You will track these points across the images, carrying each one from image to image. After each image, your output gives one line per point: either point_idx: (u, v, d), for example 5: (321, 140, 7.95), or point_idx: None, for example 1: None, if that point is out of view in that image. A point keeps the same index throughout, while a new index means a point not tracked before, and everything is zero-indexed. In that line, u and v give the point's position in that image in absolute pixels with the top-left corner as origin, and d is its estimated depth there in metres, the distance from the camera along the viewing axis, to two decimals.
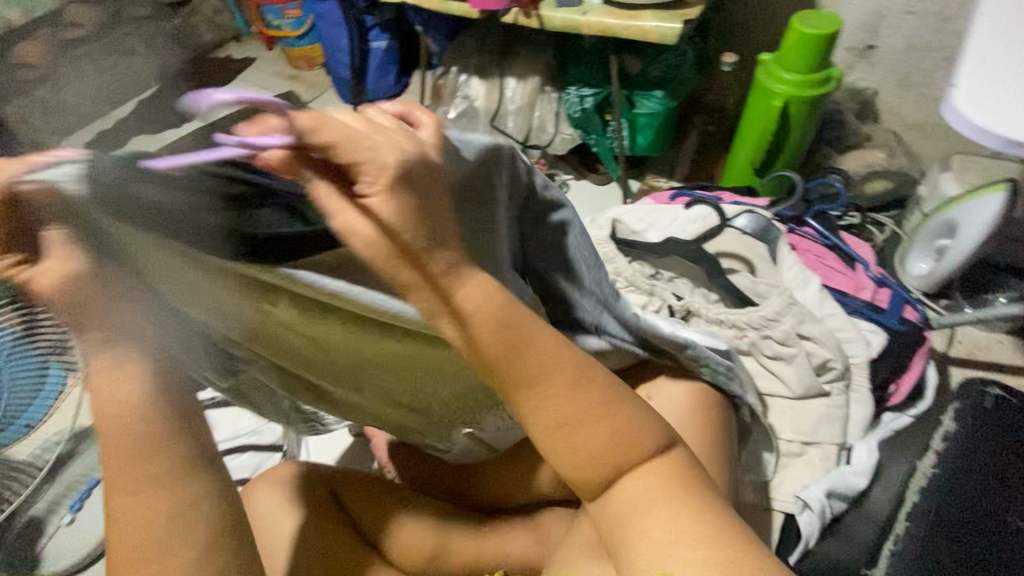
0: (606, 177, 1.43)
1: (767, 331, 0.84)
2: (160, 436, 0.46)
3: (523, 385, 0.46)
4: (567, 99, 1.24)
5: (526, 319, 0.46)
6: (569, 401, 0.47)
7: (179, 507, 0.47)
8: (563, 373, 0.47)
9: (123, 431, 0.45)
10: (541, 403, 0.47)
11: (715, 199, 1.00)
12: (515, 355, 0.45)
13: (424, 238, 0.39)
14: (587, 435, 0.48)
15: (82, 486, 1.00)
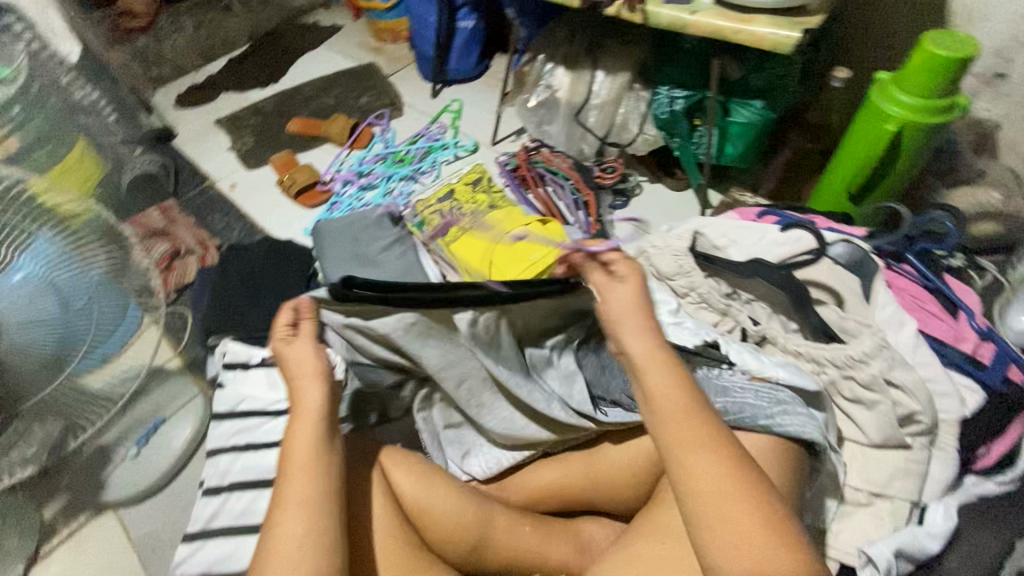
0: (684, 184, 1.38)
1: (850, 371, 0.79)
2: (314, 449, 0.69)
3: (687, 461, 0.58)
4: (657, 98, 1.20)
5: (706, 418, 0.60)
6: (725, 495, 0.56)
7: (313, 508, 0.65)
8: (678, 408, 0.61)
9: (293, 460, 0.68)
10: (701, 486, 0.57)
11: (808, 223, 0.94)
12: (687, 440, 0.59)
13: (638, 325, 0.67)
14: (733, 531, 0.55)
15: (150, 423, 1.06)
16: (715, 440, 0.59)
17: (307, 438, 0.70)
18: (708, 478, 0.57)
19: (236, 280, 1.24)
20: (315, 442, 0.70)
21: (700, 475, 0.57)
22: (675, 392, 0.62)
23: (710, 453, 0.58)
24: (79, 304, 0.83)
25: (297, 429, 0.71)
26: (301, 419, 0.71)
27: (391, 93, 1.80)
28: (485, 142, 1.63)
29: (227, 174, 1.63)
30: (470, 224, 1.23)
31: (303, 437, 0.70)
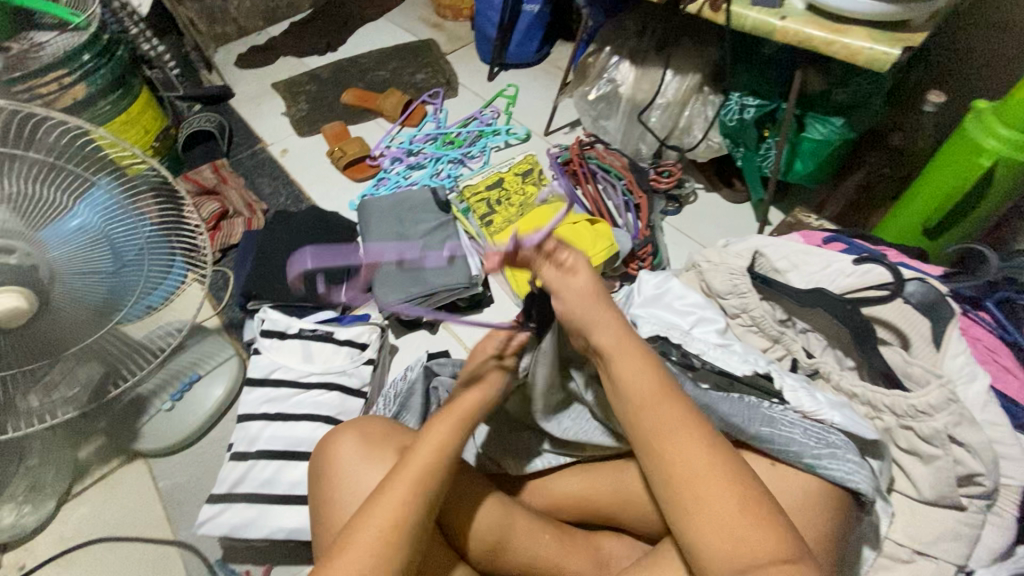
0: (742, 196, 1.31)
1: (910, 421, 0.74)
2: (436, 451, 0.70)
3: (638, 400, 0.63)
4: (726, 105, 1.13)
5: (652, 360, 0.66)
6: (673, 422, 0.62)
7: (403, 511, 0.64)
8: (654, 401, 0.63)
9: (418, 459, 0.68)
10: (649, 417, 0.62)
11: (879, 255, 0.88)
12: (635, 377, 0.64)
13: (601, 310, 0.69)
14: (685, 453, 0.60)
15: (185, 378, 1.08)
16: (693, 428, 0.61)
17: (440, 443, 0.69)
18: (686, 462, 0.59)
19: (280, 247, 1.25)
20: (445, 448, 0.69)
21: (676, 459, 0.60)
22: (653, 382, 0.64)
23: (687, 440, 0.60)
24: (132, 256, 0.84)
25: (433, 429, 0.71)
26: (446, 421, 0.72)
27: (448, 72, 1.77)
28: (538, 131, 1.59)
29: (279, 138, 1.63)
30: (517, 217, 1.20)
31: (435, 439, 0.70)
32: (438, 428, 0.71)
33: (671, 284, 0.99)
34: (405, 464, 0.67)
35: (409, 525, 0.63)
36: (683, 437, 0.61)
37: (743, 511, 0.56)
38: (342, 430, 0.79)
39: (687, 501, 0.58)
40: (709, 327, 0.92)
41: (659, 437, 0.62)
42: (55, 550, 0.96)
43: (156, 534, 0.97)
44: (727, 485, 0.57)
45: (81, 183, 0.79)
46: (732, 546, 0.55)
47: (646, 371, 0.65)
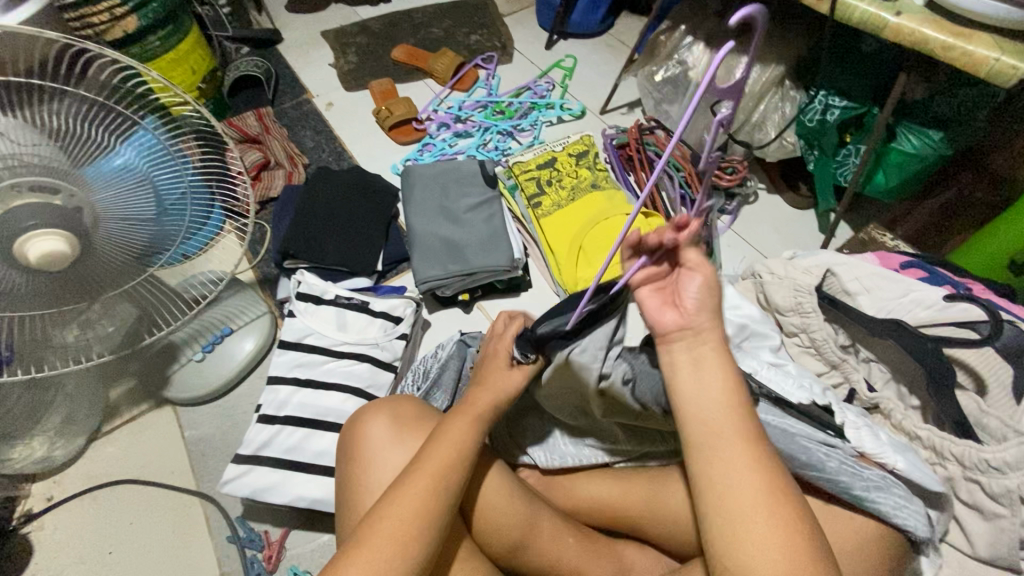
0: (808, 203, 1.23)
1: (978, 475, 0.69)
2: (451, 454, 0.65)
3: (697, 410, 0.57)
4: (809, 103, 1.06)
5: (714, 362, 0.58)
6: (721, 426, 0.56)
7: (416, 511, 0.61)
8: (711, 402, 0.57)
9: (438, 456, 0.65)
10: (696, 416, 0.57)
11: (964, 289, 0.82)
12: (692, 381, 0.58)
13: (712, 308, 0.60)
14: (729, 465, 0.54)
15: (217, 331, 1.07)
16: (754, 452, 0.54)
17: (458, 442, 0.66)
18: (739, 482, 0.53)
19: (319, 206, 1.21)
20: (465, 447, 0.66)
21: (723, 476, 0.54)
22: (722, 398, 0.57)
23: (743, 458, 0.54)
24: (174, 201, 0.80)
25: (450, 429, 0.67)
26: (462, 419, 0.68)
27: (504, 36, 1.68)
28: (594, 109, 1.51)
29: (325, 90, 1.58)
30: (566, 201, 1.14)
31: (454, 439, 0.66)
32: (454, 427, 0.67)
33: (726, 292, 0.94)
34: (422, 462, 0.64)
35: (417, 539, 0.60)
36: (740, 458, 0.54)
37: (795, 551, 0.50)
38: (372, 410, 0.77)
39: (733, 535, 0.52)
40: (763, 343, 0.86)
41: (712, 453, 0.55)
42: (82, 486, 0.98)
43: (180, 483, 0.98)
44: (786, 516, 0.52)
45: (127, 123, 0.75)
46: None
47: (708, 379, 0.57)
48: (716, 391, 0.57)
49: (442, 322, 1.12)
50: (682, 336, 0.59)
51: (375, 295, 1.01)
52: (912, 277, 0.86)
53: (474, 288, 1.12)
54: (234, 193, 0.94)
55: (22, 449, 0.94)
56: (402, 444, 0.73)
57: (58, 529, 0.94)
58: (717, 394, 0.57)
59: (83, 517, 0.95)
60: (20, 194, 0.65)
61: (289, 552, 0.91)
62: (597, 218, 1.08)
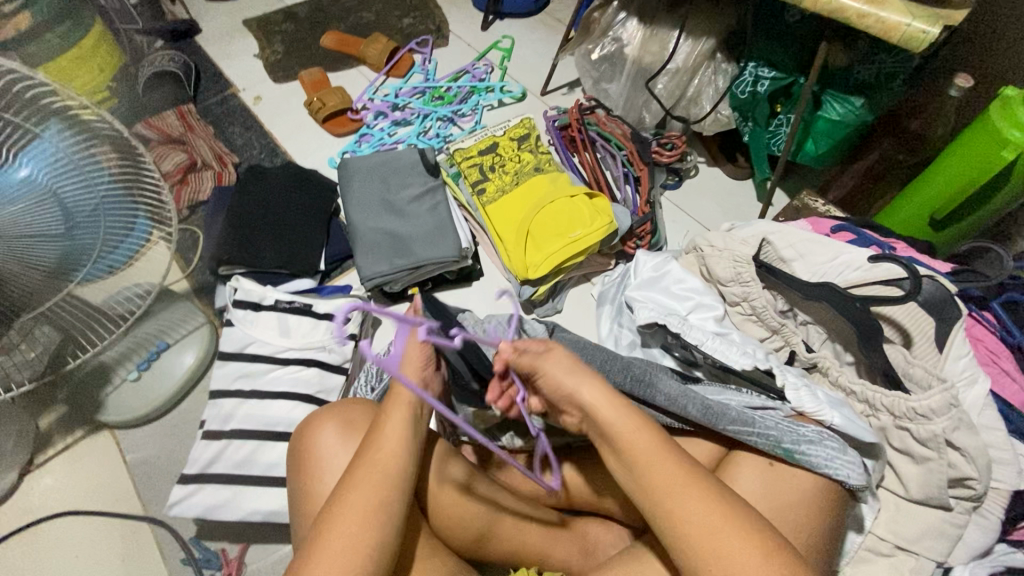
0: (745, 172, 1.27)
1: (909, 423, 0.73)
2: (391, 439, 0.66)
3: (637, 458, 0.61)
4: (740, 76, 1.08)
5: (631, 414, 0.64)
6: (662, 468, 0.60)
7: (371, 496, 0.62)
8: (649, 446, 0.61)
9: (381, 447, 0.65)
10: (642, 460, 0.61)
11: (887, 249, 0.87)
12: (623, 430, 0.62)
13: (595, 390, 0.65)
14: (685, 504, 0.58)
15: (152, 347, 1.01)
16: (694, 477, 0.59)
17: (397, 429, 0.67)
18: (693, 503, 0.58)
19: (252, 208, 1.15)
20: (405, 439, 0.67)
21: (682, 507, 0.58)
22: (656, 443, 0.61)
23: (686, 490, 0.58)
24: (87, 215, 0.76)
25: (391, 419, 0.67)
26: (398, 408, 0.68)
27: (438, 18, 1.63)
28: (534, 91, 1.49)
29: (252, 84, 1.49)
30: (510, 186, 1.12)
31: (397, 429, 0.67)
32: (394, 413, 0.68)
33: (670, 268, 0.98)
34: (365, 459, 0.64)
35: (380, 520, 0.61)
36: (690, 491, 0.58)
37: (757, 548, 0.55)
38: (312, 420, 0.76)
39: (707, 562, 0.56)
40: (707, 313, 0.92)
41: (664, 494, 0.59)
42: (18, 523, 0.91)
43: (126, 510, 0.93)
44: (742, 530, 0.56)
45: (22, 134, 0.72)
46: None
47: (634, 438, 0.62)
48: (643, 442, 0.62)
49: (391, 318, 1.10)
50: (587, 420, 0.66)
51: (318, 296, 0.97)
52: (842, 239, 0.90)
53: (424, 281, 1.11)
54: (161, 198, 0.87)
55: None
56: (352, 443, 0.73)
57: None
58: (646, 447, 0.61)
59: (22, 555, 0.89)
60: None
61: (250, 567, 0.88)
62: (542, 202, 1.07)
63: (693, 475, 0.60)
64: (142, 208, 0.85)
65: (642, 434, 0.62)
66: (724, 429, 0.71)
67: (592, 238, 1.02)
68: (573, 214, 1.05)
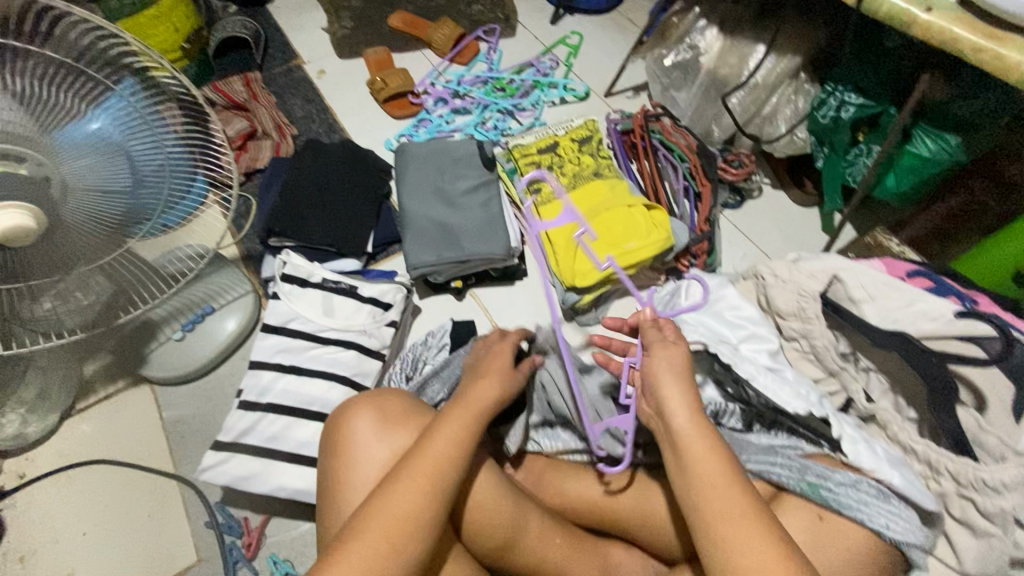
0: (813, 199, 1.21)
1: (975, 493, 0.68)
2: (447, 447, 0.66)
3: (694, 474, 0.60)
4: (823, 99, 1.02)
5: (704, 428, 0.63)
6: (726, 493, 0.58)
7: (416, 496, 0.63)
8: (717, 468, 0.60)
9: (433, 451, 0.66)
10: (705, 485, 0.59)
11: (970, 303, 0.80)
12: (693, 445, 0.62)
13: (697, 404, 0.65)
14: (749, 545, 0.55)
15: (198, 310, 1.03)
16: (756, 513, 0.57)
17: (455, 438, 0.67)
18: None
19: (307, 182, 1.16)
20: (461, 446, 0.67)
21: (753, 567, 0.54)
22: (720, 466, 0.60)
23: (755, 533, 0.56)
24: (151, 171, 0.78)
25: (445, 425, 0.68)
26: (459, 414, 0.70)
27: (508, 8, 1.60)
28: (598, 91, 1.45)
29: (317, 57, 1.50)
30: (566, 190, 1.08)
31: (450, 437, 0.67)
32: (452, 421, 0.68)
33: (726, 293, 0.94)
34: (419, 457, 0.65)
35: (421, 527, 0.62)
36: (748, 526, 0.56)
37: None
38: (358, 403, 0.76)
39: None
40: (760, 345, 0.88)
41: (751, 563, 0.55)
42: (56, 464, 0.94)
43: (158, 466, 0.94)
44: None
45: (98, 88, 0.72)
46: None
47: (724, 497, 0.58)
48: (710, 462, 0.60)
49: (432, 308, 1.10)
50: (657, 423, 0.67)
51: (362, 278, 0.98)
52: (919, 286, 0.84)
53: (467, 275, 1.09)
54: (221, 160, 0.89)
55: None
56: (389, 434, 0.73)
57: (31, 507, 0.90)
58: (740, 501, 0.57)
59: (55, 496, 0.92)
60: None
61: (269, 540, 0.89)
62: (599, 208, 1.04)
63: (760, 513, 0.57)
64: (200, 168, 0.87)
65: (725, 477, 0.59)
66: (748, 459, 0.76)
67: (647, 251, 0.99)
68: (628, 226, 1.01)
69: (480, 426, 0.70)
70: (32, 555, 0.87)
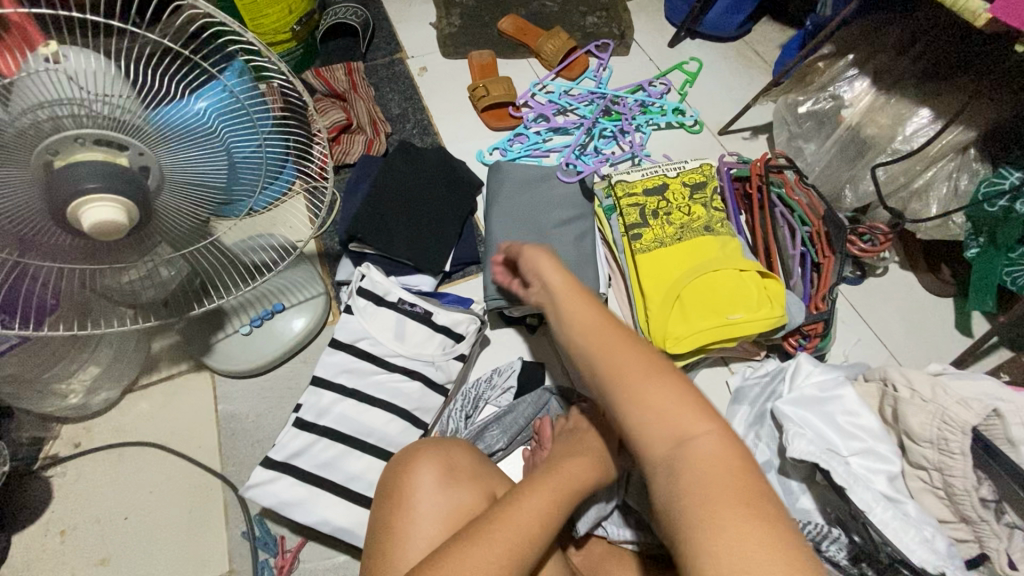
0: (948, 289, 1.06)
1: None
2: (529, 524, 0.59)
3: (587, 341, 0.59)
4: (994, 184, 0.88)
5: (580, 296, 0.63)
6: (624, 349, 0.57)
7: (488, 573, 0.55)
8: (600, 328, 0.59)
9: (514, 522, 0.59)
10: (591, 342, 0.59)
11: None
12: (571, 316, 0.61)
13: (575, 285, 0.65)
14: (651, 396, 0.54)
15: (268, 306, 1.00)
16: (657, 368, 0.55)
17: (537, 513, 0.60)
18: (689, 452, 0.50)
19: (393, 187, 1.10)
20: (544, 524, 0.60)
21: (662, 420, 0.53)
22: (613, 329, 0.59)
23: (659, 386, 0.54)
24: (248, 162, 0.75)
25: (529, 497, 0.62)
26: (541, 489, 0.63)
27: (625, 23, 1.50)
28: (711, 128, 1.34)
29: (421, 52, 1.45)
30: (671, 240, 0.97)
31: (533, 512, 0.60)
32: (534, 497, 0.62)
33: (843, 393, 0.83)
34: (498, 525, 0.58)
35: None
36: (654, 387, 0.54)
37: (737, 494, 0.48)
38: (424, 452, 0.71)
39: (690, 522, 0.47)
40: (878, 465, 0.78)
41: (670, 452, 0.51)
42: (109, 439, 0.94)
43: (205, 461, 0.93)
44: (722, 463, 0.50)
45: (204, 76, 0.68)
46: (745, 561, 0.44)
47: (647, 384, 0.54)
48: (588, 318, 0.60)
49: (502, 341, 1.02)
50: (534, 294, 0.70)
51: (437, 303, 0.91)
52: None
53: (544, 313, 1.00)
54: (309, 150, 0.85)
55: (65, 390, 0.91)
56: (455, 494, 0.68)
57: (81, 480, 0.90)
58: (641, 360, 0.56)
59: (104, 472, 0.91)
60: (83, 146, 0.59)
61: (302, 565, 0.85)
62: (706, 266, 0.92)
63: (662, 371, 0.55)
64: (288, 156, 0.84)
65: (617, 337, 0.58)
66: None
67: (755, 326, 0.88)
68: (738, 292, 0.90)
69: (565, 509, 0.63)
70: (74, 530, 0.87)
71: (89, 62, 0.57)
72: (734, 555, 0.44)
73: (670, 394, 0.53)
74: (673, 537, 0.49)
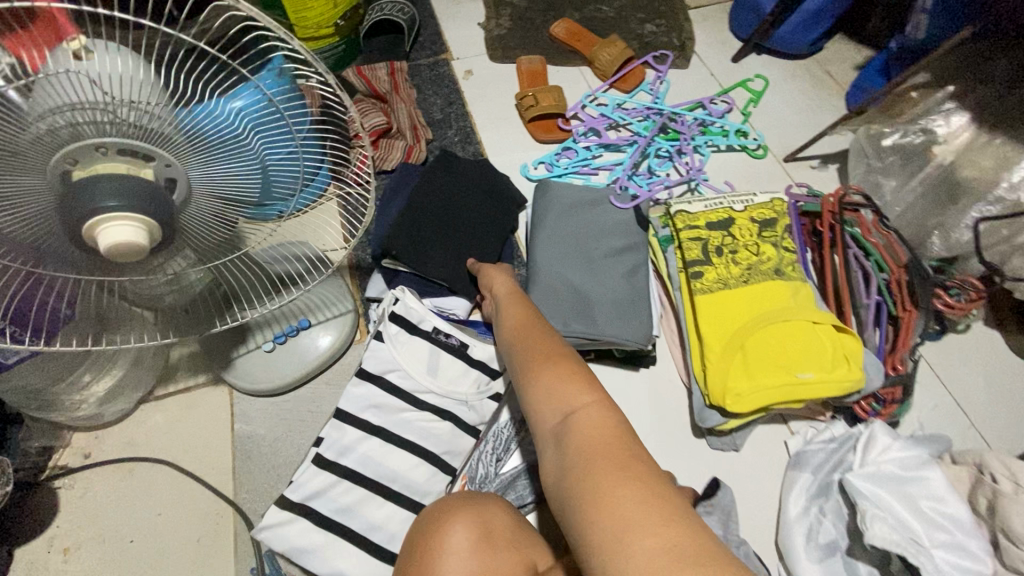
0: None
1: None
2: None
3: (518, 341, 0.67)
4: None
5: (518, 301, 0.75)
6: (542, 343, 0.65)
7: None
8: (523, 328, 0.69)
9: None
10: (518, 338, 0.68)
11: None
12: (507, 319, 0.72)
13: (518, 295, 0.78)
14: (552, 377, 0.59)
15: (293, 322, 0.94)
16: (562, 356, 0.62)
17: None
18: (577, 423, 0.53)
19: (431, 200, 1.03)
20: None
21: (557, 390, 0.58)
22: (535, 329, 0.69)
23: (560, 367, 0.59)
24: (285, 175, 0.68)
25: None
26: None
27: (686, 34, 1.40)
28: (775, 153, 1.24)
29: (467, 54, 1.37)
30: (736, 282, 0.88)
31: None
32: None
33: (929, 476, 0.74)
34: None
35: None
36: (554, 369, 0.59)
37: (615, 452, 0.50)
38: (457, 509, 0.64)
39: (572, 482, 0.49)
40: (969, 562, 0.68)
41: (559, 424, 0.55)
42: (120, 452, 0.89)
43: (218, 485, 0.87)
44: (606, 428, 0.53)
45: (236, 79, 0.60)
46: (619, 514, 0.45)
47: (549, 366, 0.60)
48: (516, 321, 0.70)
49: None
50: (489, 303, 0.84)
51: (474, 336, 0.84)
52: None
53: (588, 350, 0.92)
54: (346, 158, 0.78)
55: (76, 400, 0.86)
56: (487, 564, 0.61)
57: (88, 494, 0.85)
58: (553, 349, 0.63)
59: (113, 488, 0.86)
60: (104, 156, 0.53)
61: None
62: (772, 316, 0.83)
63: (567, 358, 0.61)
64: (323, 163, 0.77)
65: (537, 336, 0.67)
66: None
67: (825, 388, 0.79)
68: (809, 349, 0.81)
69: None
70: (77, 549, 0.82)
71: (117, 63, 0.51)
72: (608, 506, 0.46)
73: (567, 369, 0.59)
74: (561, 503, 0.50)
